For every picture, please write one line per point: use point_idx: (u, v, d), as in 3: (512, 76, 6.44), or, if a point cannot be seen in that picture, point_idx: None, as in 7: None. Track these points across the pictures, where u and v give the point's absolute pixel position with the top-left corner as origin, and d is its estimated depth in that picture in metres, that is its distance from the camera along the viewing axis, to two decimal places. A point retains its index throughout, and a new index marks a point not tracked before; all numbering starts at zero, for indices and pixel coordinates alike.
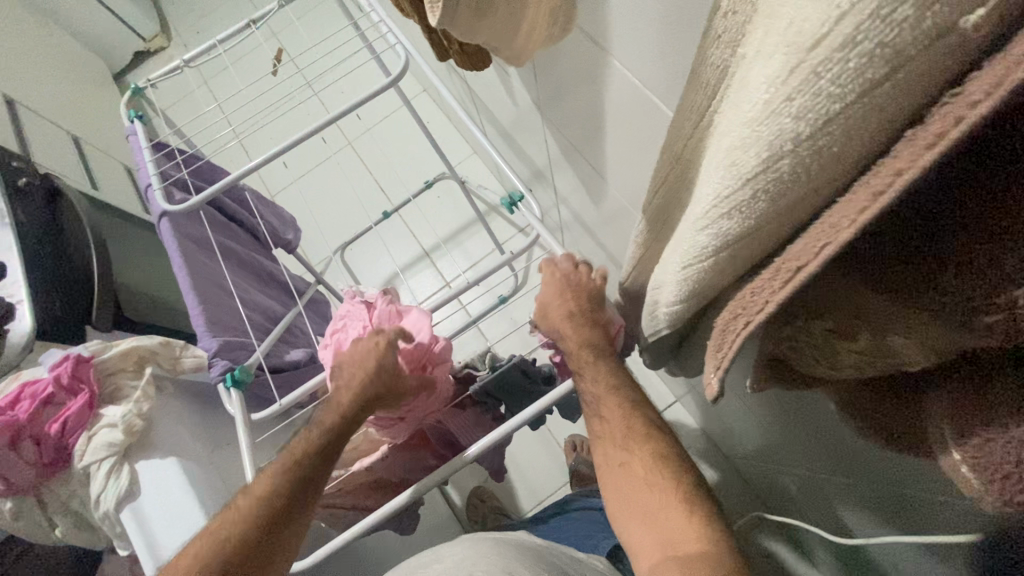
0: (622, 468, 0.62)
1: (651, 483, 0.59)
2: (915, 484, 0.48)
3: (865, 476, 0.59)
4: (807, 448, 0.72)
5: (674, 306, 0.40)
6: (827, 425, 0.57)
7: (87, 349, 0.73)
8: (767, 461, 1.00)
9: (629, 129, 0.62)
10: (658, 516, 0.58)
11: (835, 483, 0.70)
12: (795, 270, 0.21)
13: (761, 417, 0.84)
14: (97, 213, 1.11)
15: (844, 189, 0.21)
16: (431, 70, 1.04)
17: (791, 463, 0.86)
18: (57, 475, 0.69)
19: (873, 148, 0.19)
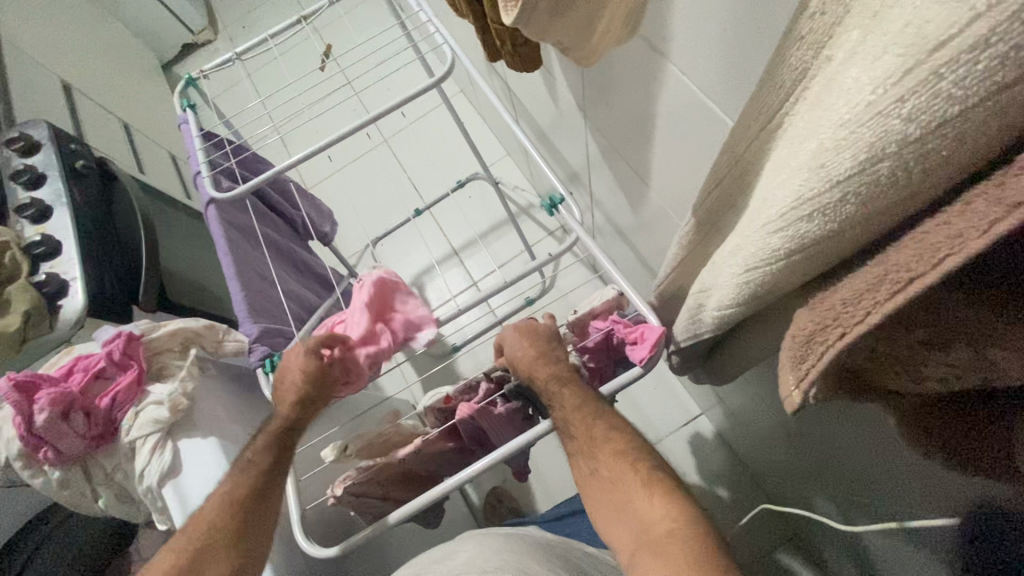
0: (594, 472, 0.63)
1: (618, 478, 0.61)
2: (934, 482, 0.49)
3: (877, 472, 0.60)
4: (831, 457, 0.73)
5: (728, 312, 0.40)
6: (855, 426, 0.58)
7: (137, 327, 0.75)
8: (787, 469, 1.00)
9: (681, 136, 0.61)
10: (631, 506, 0.59)
11: (856, 494, 0.70)
12: (905, 274, 0.21)
13: (786, 425, 0.84)
14: (146, 197, 1.15)
15: (950, 195, 0.21)
16: (474, 69, 1.04)
17: (808, 465, 0.86)
18: (103, 447, 0.71)
19: (986, 152, 0.19)
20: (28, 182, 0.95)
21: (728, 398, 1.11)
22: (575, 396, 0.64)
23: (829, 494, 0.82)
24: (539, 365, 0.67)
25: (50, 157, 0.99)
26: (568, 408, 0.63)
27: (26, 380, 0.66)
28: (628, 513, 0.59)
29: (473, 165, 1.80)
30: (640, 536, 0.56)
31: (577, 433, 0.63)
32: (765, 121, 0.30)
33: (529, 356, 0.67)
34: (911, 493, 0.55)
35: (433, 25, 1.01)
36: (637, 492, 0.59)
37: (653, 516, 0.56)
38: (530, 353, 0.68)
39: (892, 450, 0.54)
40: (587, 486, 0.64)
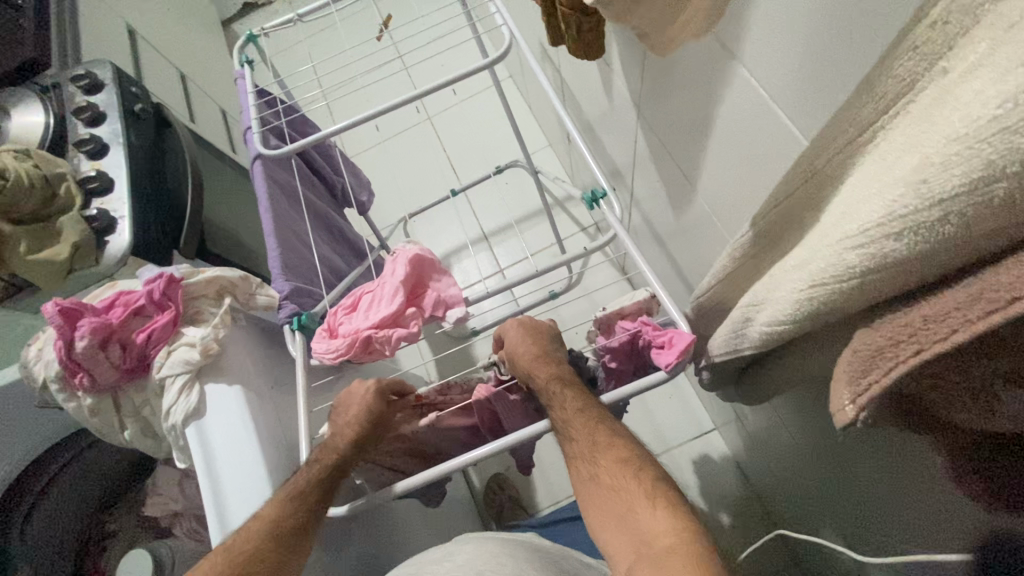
0: (591, 478, 0.63)
1: (616, 487, 0.61)
2: (934, 494, 0.51)
3: (877, 491, 0.62)
4: (839, 475, 0.73)
5: (775, 325, 0.39)
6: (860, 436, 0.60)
7: (178, 270, 0.77)
8: (792, 488, 1.00)
9: (743, 144, 0.59)
10: (627, 516, 0.59)
11: (857, 511, 0.72)
12: (1007, 302, 0.20)
13: (797, 442, 0.85)
14: (196, 146, 1.18)
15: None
16: (532, 55, 1.03)
17: (811, 481, 0.88)
18: (135, 381, 0.73)
19: None
20: (89, 119, 0.98)
21: (747, 416, 1.09)
22: (576, 400, 0.64)
23: (829, 511, 0.84)
24: (539, 365, 0.68)
25: (112, 97, 1.01)
26: (567, 409, 0.63)
27: (70, 307, 0.68)
28: (629, 523, 0.59)
29: (514, 152, 1.80)
30: (640, 545, 0.56)
31: (588, 437, 0.63)
32: (854, 132, 0.29)
33: (530, 354, 0.69)
34: (912, 506, 0.56)
35: (494, 7, 1.00)
36: (639, 502, 0.58)
37: (652, 526, 0.56)
38: (533, 352, 0.69)
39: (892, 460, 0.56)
40: (589, 497, 0.64)
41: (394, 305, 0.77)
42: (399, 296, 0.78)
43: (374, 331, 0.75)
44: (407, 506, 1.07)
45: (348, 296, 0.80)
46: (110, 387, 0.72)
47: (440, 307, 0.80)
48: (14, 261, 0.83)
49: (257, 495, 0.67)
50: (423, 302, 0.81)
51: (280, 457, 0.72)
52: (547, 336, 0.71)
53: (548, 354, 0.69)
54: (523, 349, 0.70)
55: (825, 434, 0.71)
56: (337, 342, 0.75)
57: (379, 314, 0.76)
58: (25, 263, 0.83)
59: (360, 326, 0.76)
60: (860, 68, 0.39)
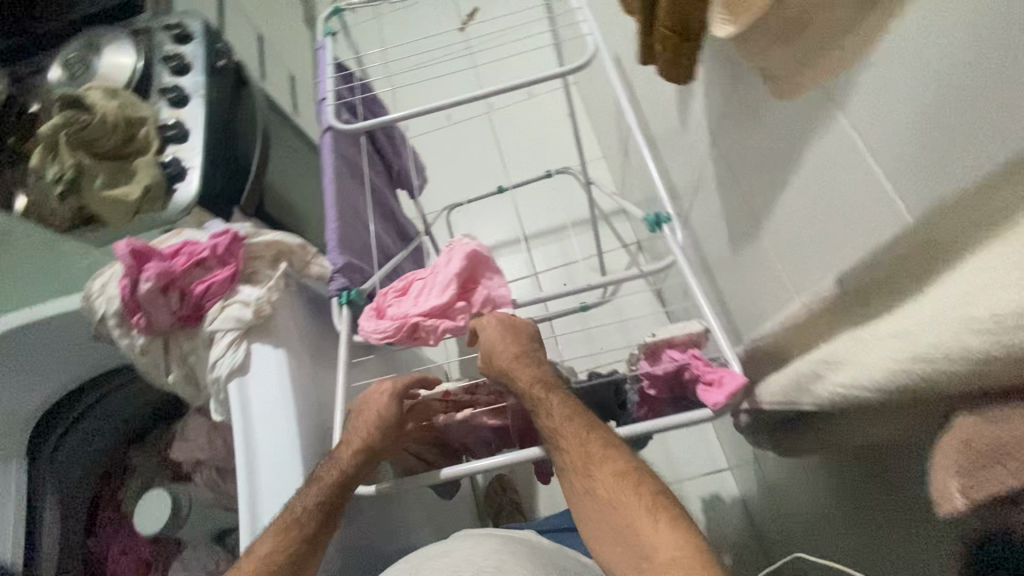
0: (586, 492, 0.62)
1: (613, 502, 0.60)
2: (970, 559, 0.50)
3: (901, 547, 0.61)
4: (860, 534, 0.72)
5: (856, 388, 0.38)
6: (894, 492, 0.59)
7: (242, 229, 0.79)
8: (800, 538, 0.99)
9: (827, 195, 0.58)
10: (629, 532, 0.58)
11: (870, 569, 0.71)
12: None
13: (817, 494, 0.83)
14: (266, 108, 1.20)
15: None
16: (612, 67, 1.02)
17: (822, 535, 0.86)
18: (185, 329, 0.75)
19: None
20: (175, 69, 1.01)
21: (767, 463, 1.08)
22: (562, 406, 0.64)
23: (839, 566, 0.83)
24: (519, 367, 0.67)
25: (198, 50, 1.04)
26: (554, 416, 0.64)
27: (141, 249, 0.72)
28: (628, 541, 0.58)
29: (567, 159, 1.80)
30: (641, 560, 0.56)
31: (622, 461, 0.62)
32: (992, 211, 0.29)
33: (508, 355, 0.68)
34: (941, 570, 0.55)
35: (582, 16, 1.00)
36: (640, 516, 0.58)
37: (657, 542, 0.55)
38: (511, 352, 0.69)
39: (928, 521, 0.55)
40: (584, 515, 0.62)
41: (444, 295, 0.78)
42: (451, 287, 0.79)
43: (421, 318, 0.76)
44: (416, 493, 1.08)
45: (400, 279, 0.82)
46: (162, 331, 0.75)
47: (490, 303, 0.80)
48: (90, 195, 0.86)
49: (287, 461, 0.68)
50: (474, 298, 0.81)
51: (310, 425, 0.74)
52: (526, 335, 0.71)
53: (528, 354, 0.69)
54: (502, 347, 0.69)
55: (851, 487, 0.70)
56: (383, 323, 0.76)
57: (427, 304, 0.77)
58: (99, 199, 0.86)
59: (409, 311, 0.77)
60: (991, 143, 0.38)
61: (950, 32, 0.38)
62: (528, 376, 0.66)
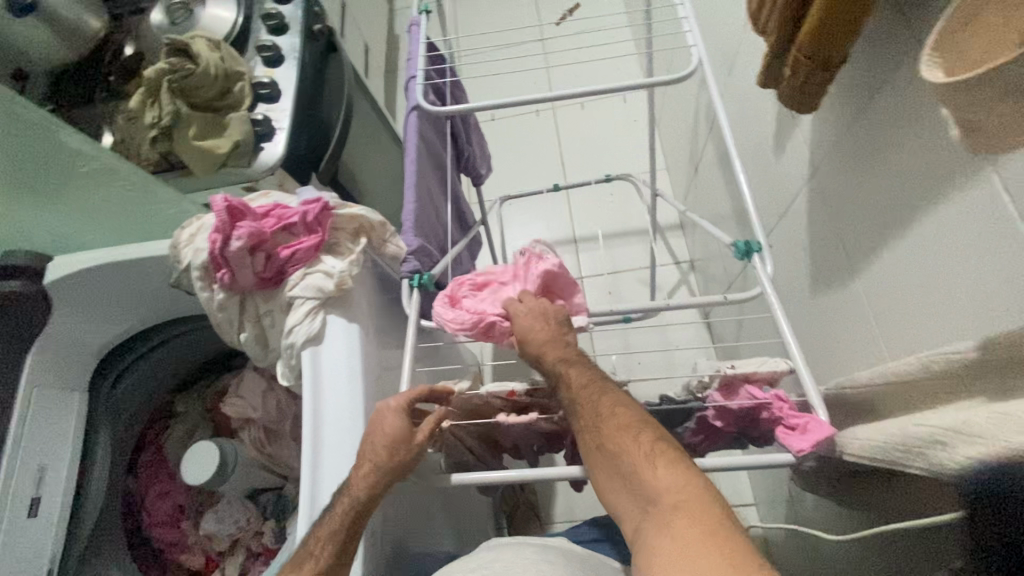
0: (599, 447, 0.58)
1: (624, 454, 0.56)
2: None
3: None
4: None
5: (1009, 470, 0.36)
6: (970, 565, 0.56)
7: (331, 198, 0.78)
8: None
9: (958, 253, 0.55)
10: (640, 486, 0.53)
11: None
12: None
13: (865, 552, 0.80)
14: (351, 77, 1.20)
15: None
16: (712, 82, 0.99)
17: None
18: (266, 290, 0.75)
19: None
20: (275, 27, 1.01)
21: (804, 506, 1.05)
22: (580, 375, 0.63)
23: None
24: (549, 348, 0.68)
25: (298, 12, 1.04)
26: (574, 387, 0.62)
27: (236, 206, 0.72)
28: (642, 500, 0.53)
29: (629, 167, 1.78)
30: (647, 507, 0.52)
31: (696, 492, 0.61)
32: None
33: (542, 336, 0.69)
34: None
35: (690, 28, 0.97)
36: (642, 459, 0.54)
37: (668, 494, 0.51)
38: (545, 334, 0.69)
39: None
40: (602, 481, 0.57)
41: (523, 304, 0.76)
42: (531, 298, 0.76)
43: (496, 320, 0.74)
44: None
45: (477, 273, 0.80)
46: (243, 289, 0.75)
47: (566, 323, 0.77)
48: (181, 142, 0.87)
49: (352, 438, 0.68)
50: None
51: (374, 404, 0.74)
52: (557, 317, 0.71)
53: (560, 338, 0.69)
54: (536, 328, 0.70)
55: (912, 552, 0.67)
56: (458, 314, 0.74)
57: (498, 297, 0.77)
58: (190, 147, 0.87)
59: (488, 309, 0.75)
60: None
61: None
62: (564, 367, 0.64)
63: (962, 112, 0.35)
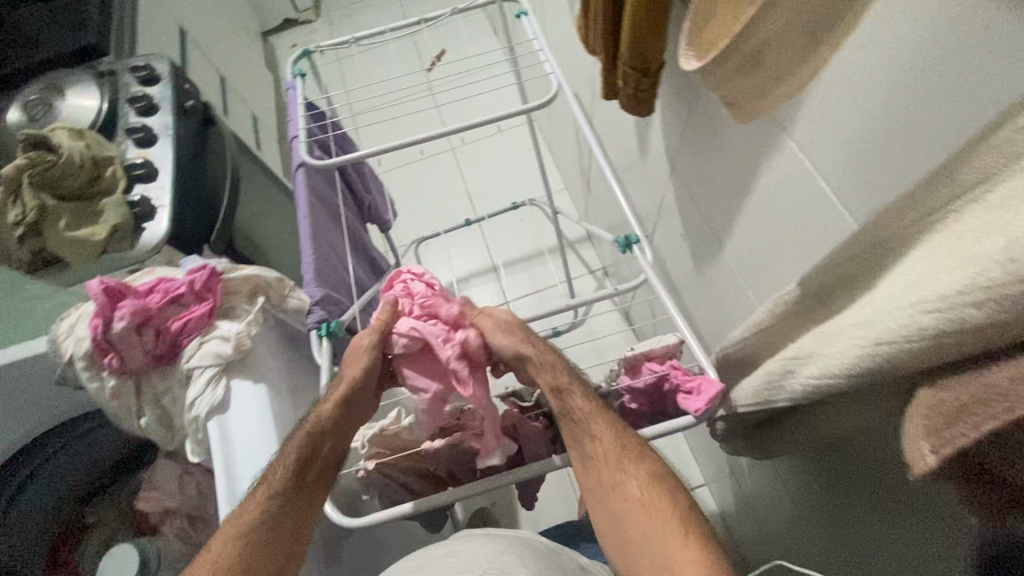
0: (616, 487, 0.61)
1: (646, 505, 0.59)
2: (939, 528, 0.54)
3: (877, 530, 0.64)
4: (836, 525, 0.75)
5: (827, 379, 0.42)
6: (860, 472, 0.64)
7: (219, 264, 0.78)
8: (778, 536, 1.02)
9: (783, 212, 0.63)
10: (651, 541, 0.58)
11: (850, 555, 0.74)
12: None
13: (794, 493, 0.86)
14: (234, 147, 1.21)
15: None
16: (575, 102, 1.09)
17: (801, 531, 0.89)
18: (160, 368, 0.73)
19: None
20: (143, 108, 1.00)
21: (742, 473, 1.11)
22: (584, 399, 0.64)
23: (818, 558, 0.85)
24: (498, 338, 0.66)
25: (166, 90, 1.04)
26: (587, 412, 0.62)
27: (114, 286, 0.70)
28: (645, 544, 0.58)
29: (532, 191, 1.86)
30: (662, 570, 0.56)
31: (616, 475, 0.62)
32: (925, 211, 0.33)
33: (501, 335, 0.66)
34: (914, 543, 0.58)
35: (545, 57, 1.06)
36: (671, 529, 0.57)
37: (678, 559, 0.55)
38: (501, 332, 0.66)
39: (893, 493, 0.59)
40: (600, 506, 0.62)
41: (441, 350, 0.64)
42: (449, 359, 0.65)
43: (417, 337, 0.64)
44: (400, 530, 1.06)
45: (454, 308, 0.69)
46: (136, 371, 0.72)
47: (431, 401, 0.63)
48: (51, 234, 0.83)
49: None
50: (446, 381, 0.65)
51: None
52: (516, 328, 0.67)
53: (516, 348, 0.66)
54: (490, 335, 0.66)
55: (825, 480, 0.73)
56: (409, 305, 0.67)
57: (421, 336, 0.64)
58: (60, 238, 0.83)
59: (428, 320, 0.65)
60: (919, 164, 0.44)
61: (876, 64, 0.44)
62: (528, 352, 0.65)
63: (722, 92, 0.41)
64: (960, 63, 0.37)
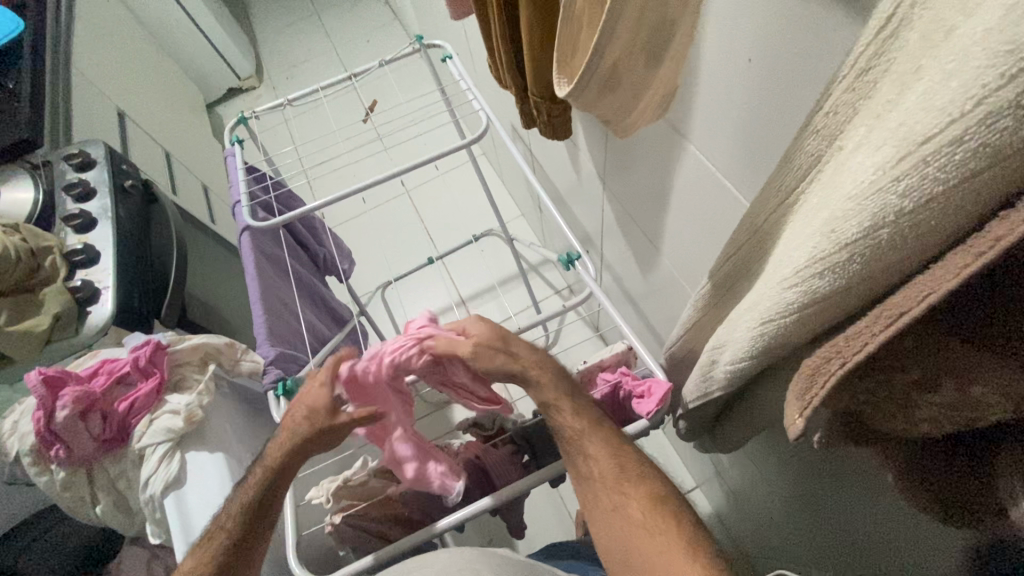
0: (616, 510, 0.58)
1: (652, 531, 0.56)
2: (900, 502, 0.53)
3: (847, 507, 0.65)
4: (813, 507, 0.75)
5: (739, 363, 0.44)
6: (820, 457, 0.64)
7: (165, 337, 0.77)
8: (771, 529, 1.01)
9: (698, 211, 0.66)
10: (655, 563, 0.54)
11: (832, 536, 0.74)
12: (902, 315, 0.23)
13: (771, 482, 0.86)
14: (180, 219, 1.21)
15: (950, 246, 0.24)
16: (506, 132, 1.13)
17: (787, 520, 0.89)
18: (112, 452, 0.72)
19: (944, 236, 0.23)
20: (79, 195, 1.00)
21: (726, 470, 1.10)
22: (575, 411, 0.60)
23: (808, 544, 0.85)
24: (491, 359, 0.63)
25: (103, 174, 1.04)
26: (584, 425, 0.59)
27: (53, 376, 0.68)
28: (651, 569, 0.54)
29: (489, 222, 1.89)
30: None
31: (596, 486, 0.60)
32: (781, 196, 0.36)
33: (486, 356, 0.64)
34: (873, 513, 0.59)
35: (471, 93, 1.10)
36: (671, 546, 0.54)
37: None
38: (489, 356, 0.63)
39: (853, 474, 0.59)
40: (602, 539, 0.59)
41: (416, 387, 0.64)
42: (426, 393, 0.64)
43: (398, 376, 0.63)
44: None
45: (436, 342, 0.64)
46: (86, 458, 0.71)
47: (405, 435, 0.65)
48: None
49: None
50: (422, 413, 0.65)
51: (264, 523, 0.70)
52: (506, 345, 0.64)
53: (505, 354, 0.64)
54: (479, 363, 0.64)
55: (792, 465, 0.74)
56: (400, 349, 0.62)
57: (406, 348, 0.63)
58: (2, 335, 0.82)
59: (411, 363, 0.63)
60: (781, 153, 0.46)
61: (732, 67, 0.47)
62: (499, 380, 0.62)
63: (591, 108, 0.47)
64: (798, 54, 0.40)
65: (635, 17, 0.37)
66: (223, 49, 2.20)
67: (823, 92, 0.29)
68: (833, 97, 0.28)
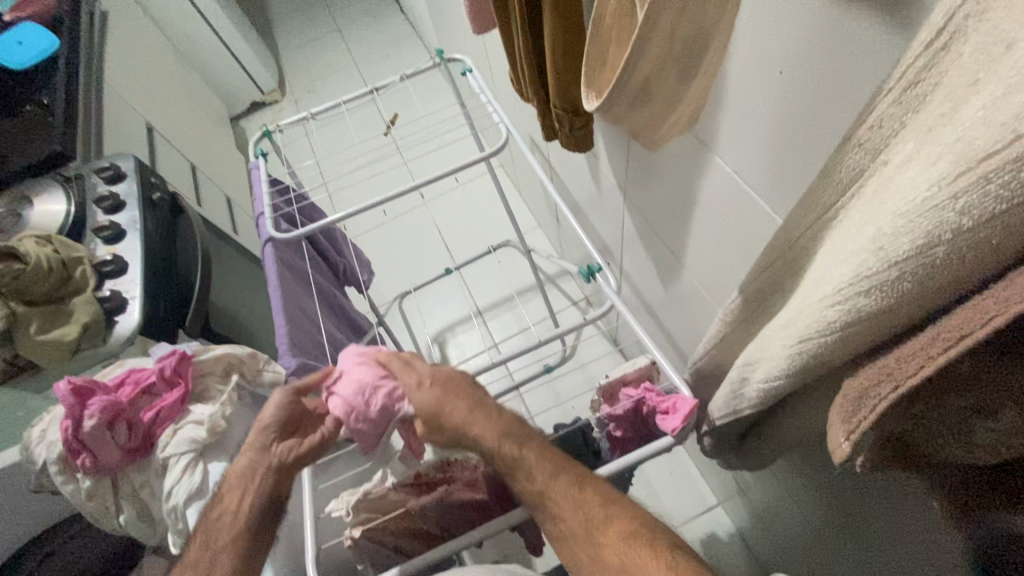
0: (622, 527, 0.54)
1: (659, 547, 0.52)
2: (930, 528, 0.52)
3: (875, 529, 0.62)
4: (840, 527, 0.73)
5: (773, 381, 0.43)
6: (852, 483, 0.62)
7: (190, 348, 0.78)
8: (795, 548, 0.98)
9: (725, 224, 0.64)
10: None
11: (860, 558, 0.71)
12: (962, 337, 0.22)
13: (797, 501, 0.84)
14: (204, 231, 1.23)
15: (1015, 266, 0.23)
16: (525, 144, 1.12)
17: (813, 539, 0.86)
18: (137, 461, 0.73)
19: (1007, 254, 0.22)
20: (110, 207, 1.02)
21: (751, 488, 1.07)
22: None
23: (835, 564, 0.82)
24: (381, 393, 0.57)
25: (132, 187, 1.07)
26: None
27: (82, 385, 0.70)
28: None
29: (505, 232, 1.89)
30: None
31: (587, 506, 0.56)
32: (820, 212, 0.35)
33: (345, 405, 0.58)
34: (906, 537, 0.57)
35: (491, 106, 1.10)
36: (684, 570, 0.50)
37: None
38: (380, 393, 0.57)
39: (884, 498, 0.58)
40: (589, 556, 0.52)
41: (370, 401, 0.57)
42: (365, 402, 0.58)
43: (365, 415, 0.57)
44: None
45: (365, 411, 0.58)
46: (111, 467, 0.72)
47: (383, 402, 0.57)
48: (24, 342, 0.84)
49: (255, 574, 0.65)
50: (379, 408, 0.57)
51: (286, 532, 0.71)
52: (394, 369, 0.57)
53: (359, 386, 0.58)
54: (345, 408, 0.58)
55: (821, 483, 0.71)
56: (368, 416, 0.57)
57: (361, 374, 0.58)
58: (34, 344, 0.84)
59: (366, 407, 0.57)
60: (816, 164, 0.45)
61: (762, 77, 0.47)
62: (475, 390, 0.57)
63: (618, 121, 0.46)
64: (834, 65, 0.39)
65: (669, 28, 0.37)
66: (248, 64, 2.26)
67: (867, 106, 0.29)
68: (878, 110, 0.28)
